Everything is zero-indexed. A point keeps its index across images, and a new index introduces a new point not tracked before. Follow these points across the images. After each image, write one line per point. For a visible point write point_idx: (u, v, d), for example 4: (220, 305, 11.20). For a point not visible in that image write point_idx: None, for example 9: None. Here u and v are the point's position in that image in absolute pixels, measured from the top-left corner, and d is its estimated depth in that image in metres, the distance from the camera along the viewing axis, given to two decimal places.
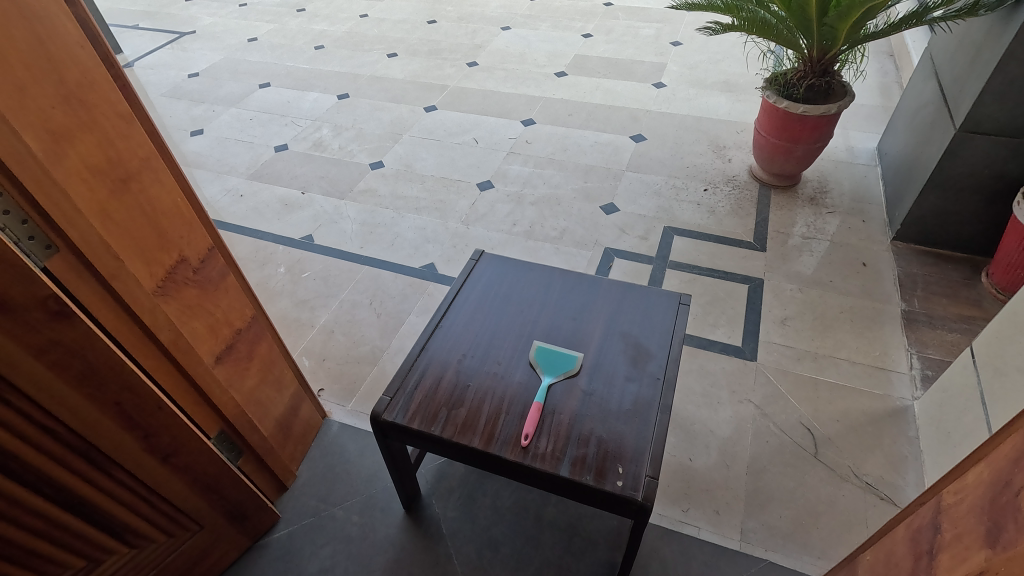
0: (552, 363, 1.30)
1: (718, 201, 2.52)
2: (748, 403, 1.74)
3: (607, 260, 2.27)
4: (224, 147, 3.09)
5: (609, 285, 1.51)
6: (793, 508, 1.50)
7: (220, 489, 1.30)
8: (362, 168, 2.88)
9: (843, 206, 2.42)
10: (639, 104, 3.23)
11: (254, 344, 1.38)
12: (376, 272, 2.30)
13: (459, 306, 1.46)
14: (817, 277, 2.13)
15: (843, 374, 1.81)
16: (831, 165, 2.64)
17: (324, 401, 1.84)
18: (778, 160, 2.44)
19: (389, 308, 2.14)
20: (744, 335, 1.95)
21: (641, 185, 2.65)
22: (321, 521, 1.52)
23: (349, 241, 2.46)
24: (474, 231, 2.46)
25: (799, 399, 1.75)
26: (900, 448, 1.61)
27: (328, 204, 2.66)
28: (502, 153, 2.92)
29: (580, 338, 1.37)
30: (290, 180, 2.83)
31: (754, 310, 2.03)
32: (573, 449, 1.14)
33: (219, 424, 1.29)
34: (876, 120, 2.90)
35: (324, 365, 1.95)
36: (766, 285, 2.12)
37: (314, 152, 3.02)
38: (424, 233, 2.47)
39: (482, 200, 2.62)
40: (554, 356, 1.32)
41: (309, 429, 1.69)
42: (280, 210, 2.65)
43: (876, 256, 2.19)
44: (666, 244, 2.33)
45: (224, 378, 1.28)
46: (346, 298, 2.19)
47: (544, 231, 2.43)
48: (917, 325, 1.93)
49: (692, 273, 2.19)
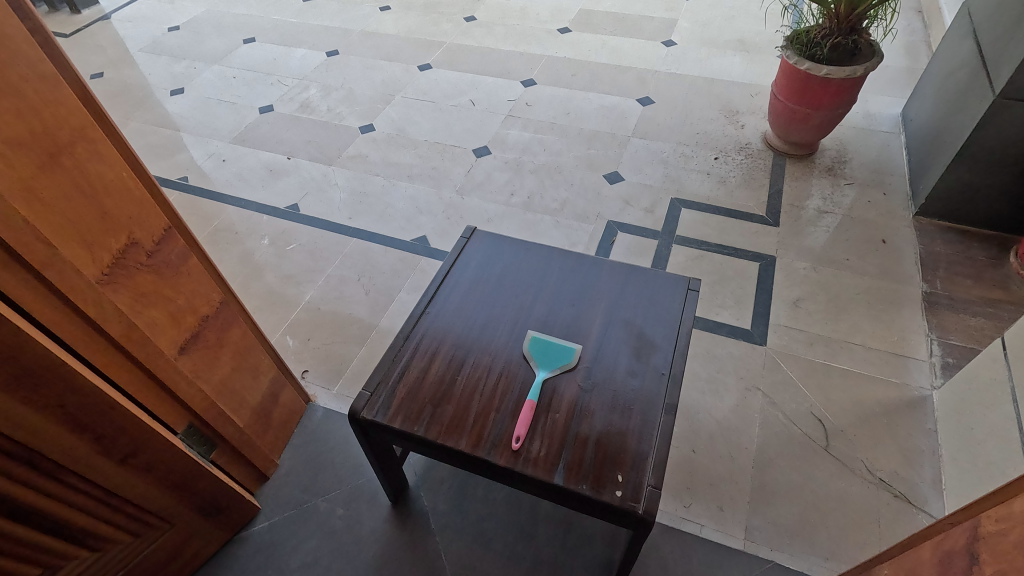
0: (548, 357, 1.19)
1: (730, 170, 2.36)
2: (756, 391, 1.65)
3: (611, 235, 2.14)
4: (206, 107, 2.92)
5: (613, 268, 1.39)
6: (801, 504, 1.42)
7: (191, 486, 1.22)
8: (352, 132, 2.71)
9: (862, 177, 2.26)
10: (647, 64, 3.02)
11: (225, 331, 1.26)
12: (366, 245, 2.17)
13: (448, 291, 1.35)
14: (833, 255, 1.99)
15: (858, 361, 1.69)
16: (851, 132, 2.45)
17: (309, 384, 1.75)
18: (796, 127, 2.26)
19: (379, 285, 2.03)
20: (753, 317, 1.84)
21: (647, 152, 2.48)
22: (304, 513, 1.45)
23: (338, 211, 2.33)
24: (470, 202, 2.32)
25: (810, 387, 1.64)
26: (917, 442, 1.51)
27: (316, 170, 2.52)
28: (501, 116, 2.74)
29: (579, 326, 1.26)
30: (276, 144, 2.67)
31: (765, 290, 1.91)
32: (568, 452, 1.04)
33: (186, 418, 1.19)
34: (902, 83, 2.70)
35: (309, 346, 1.86)
36: (779, 263, 1.99)
37: (301, 114, 2.84)
38: (417, 203, 2.34)
39: (478, 168, 2.47)
40: (551, 348, 1.20)
41: (291, 416, 1.60)
42: (266, 176, 2.50)
43: (897, 231, 2.04)
44: (673, 217, 2.19)
45: (191, 369, 1.18)
46: (334, 273, 2.08)
47: (544, 202, 2.30)
48: (939, 308, 1.81)
49: (699, 249, 2.06)
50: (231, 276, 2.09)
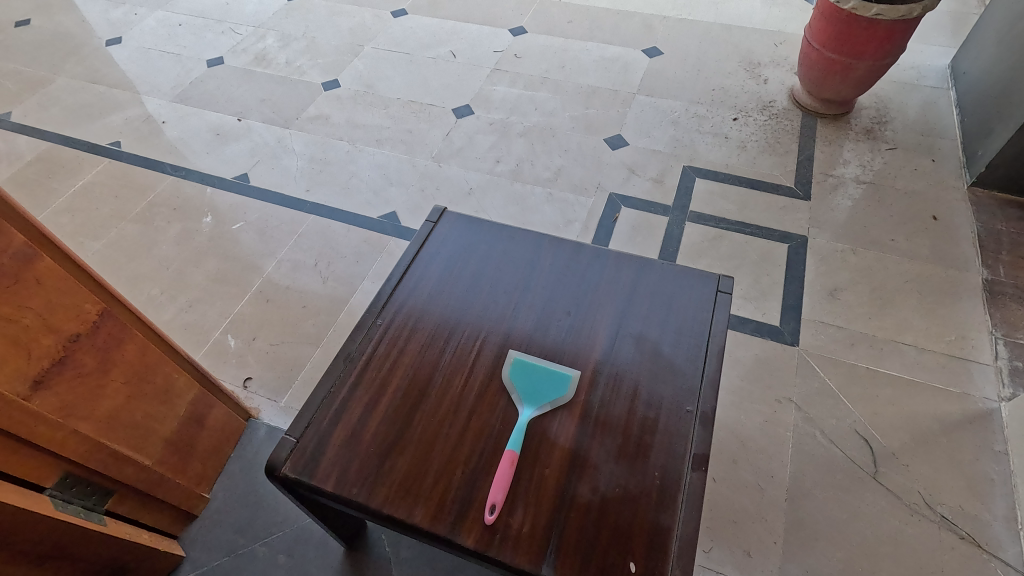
0: (534, 387, 0.89)
1: (751, 133, 2.03)
2: (788, 403, 1.37)
3: (612, 211, 1.83)
4: (146, 60, 2.53)
5: (620, 262, 1.07)
6: (847, 549, 1.17)
7: (76, 552, 0.94)
8: (313, 89, 2.34)
9: (907, 140, 1.93)
10: (654, 8, 2.63)
11: (112, 350, 0.96)
12: (326, 223, 1.85)
13: (406, 295, 1.04)
14: (876, 235, 1.69)
15: (909, 365, 1.42)
16: (892, 88, 2.11)
17: (253, 396, 1.47)
18: (832, 81, 1.92)
19: (339, 272, 1.72)
20: (782, 310, 1.55)
21: (655, 112, 2.14)
22: (239, 561, 1.19)
23: (294, 182, 1.99)
24: (448, 171, 1.99)
25: (853, 399, 1.37)
26: (985, 468, 1.25)
27: (270, 134, 2.16)
28: (485, 69, 2.37)
29: (577, 342, 0.96)
30: (224, 103, 2.30)
31: (795, 277, 1.61)
32: (561, 529, 0.76)
33: (61, 466, 0.90)
34: (949, 30, 2.34)
35: (254, 347, 1.56)
36: (811, 244, 1.69)
37: (255, 67, 2.46)
38: (386, 172, 2.00)
39: (459, 130, 2.13)
40: (538, 375, 0.90)
41: (226, 438, 1.32)
42: (211, 141, 2.15)
43: (950, 206, 1.74)
44: (685, 189, 1.87)
45: (58, 407, 0.88)
46: (286, 258, 1.77)
47: (534, 171, 1.97)
48: (1003, 299, 1.52)
49: (716, 228, 1.76)
50: (165, 261, 1.77)
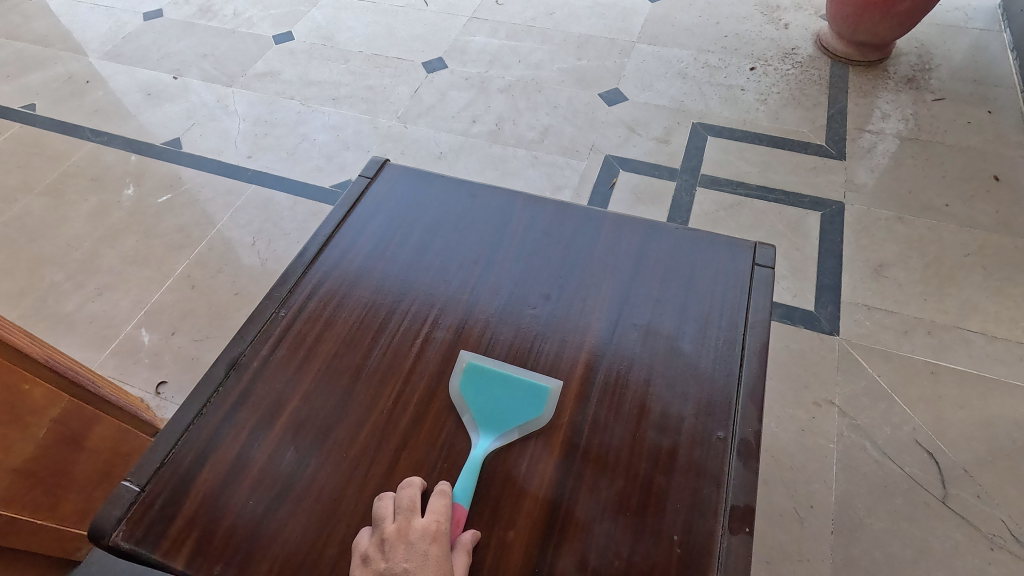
0: (496, 406, 0.61)
1: (771, 84, 1.73)
2: (830, 408, 1.09)
3: (608, 175, 1.54)
4: (74, 13, 2.21)
5: (619, 227, 0.79)
6: None
7: None
8: (263, 42, 2.03)
9: (956, 90, 1.64)
10: None
11: None
12: (268, 195, 1.56)
13: (323, 274, 0.75)
14: (926, 199, 1.41)
15: (978, 358, 1.14)
16: (936, 31, 1.81)
17: (168, 405, 1.19)
18: (870, 19, 1.61)
19: (281, 251, 1.44)
20: (817, 291, 1.27)
21: (658, 62, 1.83)
22: None
23: (234, 147, 1.70)
24: (416, 133, 1.70)
25: (912, 400, 1.10)
26: None
27: (210, 93, 1.86)
28: (462, 18, 2.05)
29: (559, 337, 0.68)
30: (160, 59, 1.99)
31: (831, 251, 1.33)
32: None
33: None
34: None
35: (173, 343, 1.28)
36: (849, 212, 1.40)
37: (198, 20, 2.14)
38: (343, 135, 1.71)
39: (429, 86, 1.82)
40: (503, 390, 0.62)
41: (126, 459, 1.02)
42: (141, 101, 1.85)
43: (1013, 166, 1.45)
44: (694, 149, 1.58)
45: None
46: (219, 235, 1.48)
47: (516, 131, 1.67)
48: None
49: (733, 194, 1.47)
50: (75, 241, 1.48)
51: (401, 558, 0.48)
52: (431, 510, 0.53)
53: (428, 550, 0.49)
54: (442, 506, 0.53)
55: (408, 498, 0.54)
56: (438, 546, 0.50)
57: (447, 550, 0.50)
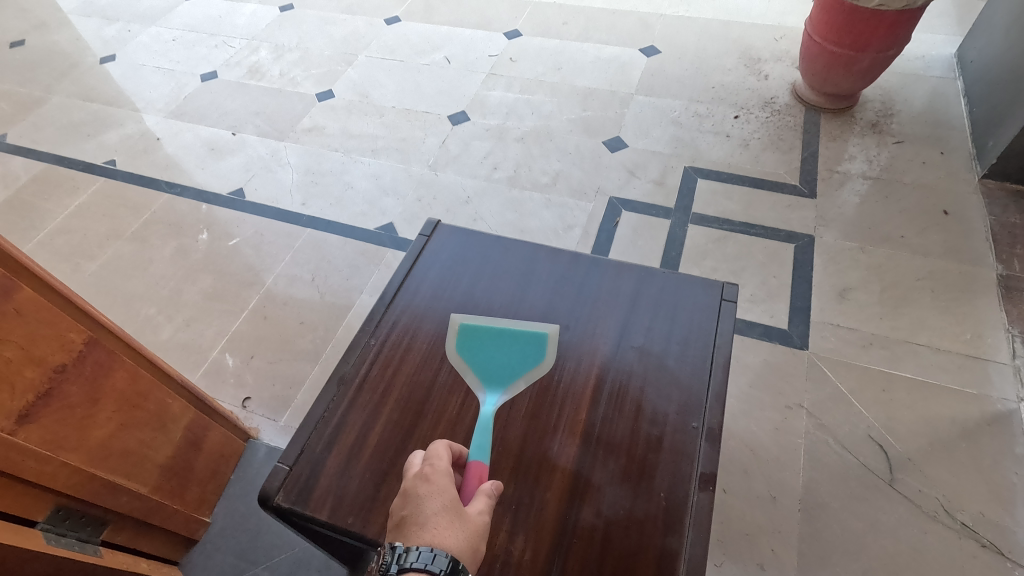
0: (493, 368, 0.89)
1: (752, 130, 1.98)
2: (799, 410, 1.33)
3: (612, 215, 1.79)
4: (140, 76, 2.52)
5: (620, 272, 1.04)
6: (865, 561, 1.12)
7: None
8: (307, 99, 2.32)
9: (914, 133, 1.88)
10: (651, 6, 2.59)
11: (97, 379, 0.93)
12: (322, 237, 1.83)
13: (399, 312, 1.00)
14: (885, 231, 1.65)
15: (926, 368, 1.37)
16: (897, 79, 2.06)
17: (252, 415, 1.45)
18: (835, 75, 1.87)
19: (336, 285, 1.70)
20: (790, 313, 1.50)
21: (654, 111, 2.10)
22: None
23: (289, 195, 1.97)
24: (445, 179, 1.96)
25: (867, 403, 1.33)
26: (1007, 473, 1.21)
27: (265, 146, 2.15)
28: (480, 74, 2.34)
29: (577, 356, 0.93)
30: (219, 117, 2.29)
31: (803, 278, 1.57)
32: (565, 556, 0.73)
33: (52, 499, 0.87)
34: (953, 18, 2.28)
35: (252, 366, 1.54)
36: (819, 243, 1.65)
37: (248, 80, 2.44)
38: (382, 183, 1.98)
39: (455, 137, 2.10)
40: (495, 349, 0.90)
41: (226, 459, 1.29)
42: (205, 156, 2.14)
43: (962, 201, 1.69)
44: (687, 190, 1.83)
45: (43, 441, 0.85)
46: (283, 273, 1.75)
47: (532, 176, 1.94)
48: (1020, 296, 1.47)
49: (721, 229, 1.72)
50: (161, 280, 1.76)
51: (404, 508, 0.59)
52: (426, 461, 0.63)
53: (425, 492, 0.60)
54: (435, 457, 0.64)
55: (409, 463, 0.65)
56: (434, 486, 0.60)
57: (445, 486, 0.60)
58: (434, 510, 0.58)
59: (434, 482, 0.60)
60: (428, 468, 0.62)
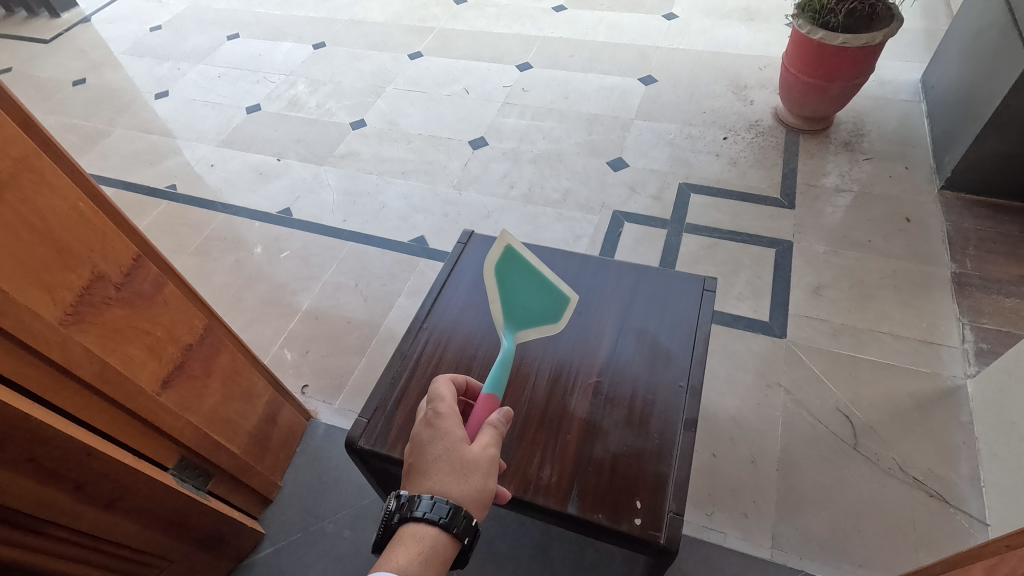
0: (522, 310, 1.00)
1: (739, 150, 2.24)
2: (778, 388, 1.56)
3: (616, 226, 2.04)
4: (192, 110, 2.82)
5: (621, 270, 1.29)
6: (832, 510, 1.34)
7: (187, 521, 1.14)
8: (343, 128, 2.60)
9: (882, 151, 2.13)
10: (648, 39, 2.87)
11: (211, 358, 1.19)
12: (362, 249, 2.09)
13: (444, 305, 1.26)
14: (855, 237, 1.89)
15: (887, 352, 1.60)
16: (869, 103, 2.32)
17: (310, 400, 1.69)
18: (810, 100, 2.12)
19: (376, 290, 1.95)
20: (771, 307, 1.74)
21: (652, 134, 2.36)
22: (310, 535, 1.41)
23: (331, 213, 2.24)
24: (468, 197, 2.23)
25: (836, 381, 1.56)
26: (953, 436, 1.43)
27: (307, 170, 2.43)
28: (496, 104, 2.62)
29: (587, 335, 1.17)
30: (264, 145, 2.57)
31: (783, 278, 1.81)
32: (582, 479, 0.97)
33: (177, 451, 1.12)
34: (919, 47, 2.55)
35: (307, 359, 1.79)
36: (797, 248, 1.88)
37: (288, 112, 2.73)
38: (413, 201, 2.24)
39: (475, 160, 2.37)
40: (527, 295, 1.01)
41: (292, 435, 1.54)
42: (255, 179, 2.42)
43: (922, 209, 1.93)
44: (681, 203, 2.08)
45: (176, 403, 1.10)
46: (329, 280, 2.00)
47: (544, 193, 2.20)
48: (970, 290, 1.70)
49: (711, 237, 1.96)
50: (224, 288, 2.02)
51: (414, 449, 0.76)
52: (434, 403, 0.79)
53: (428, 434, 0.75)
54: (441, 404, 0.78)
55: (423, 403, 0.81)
56: (436, 430, 0.75)
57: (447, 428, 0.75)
58: (434, 452, 0.73)
59: (438, 426, 0.75)
60: (433, 413, 0.77)
